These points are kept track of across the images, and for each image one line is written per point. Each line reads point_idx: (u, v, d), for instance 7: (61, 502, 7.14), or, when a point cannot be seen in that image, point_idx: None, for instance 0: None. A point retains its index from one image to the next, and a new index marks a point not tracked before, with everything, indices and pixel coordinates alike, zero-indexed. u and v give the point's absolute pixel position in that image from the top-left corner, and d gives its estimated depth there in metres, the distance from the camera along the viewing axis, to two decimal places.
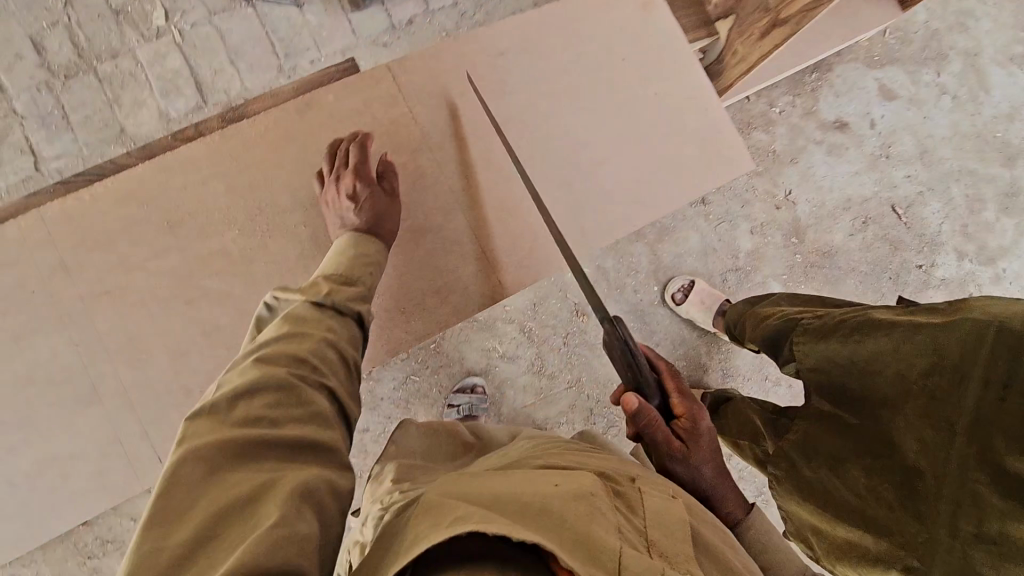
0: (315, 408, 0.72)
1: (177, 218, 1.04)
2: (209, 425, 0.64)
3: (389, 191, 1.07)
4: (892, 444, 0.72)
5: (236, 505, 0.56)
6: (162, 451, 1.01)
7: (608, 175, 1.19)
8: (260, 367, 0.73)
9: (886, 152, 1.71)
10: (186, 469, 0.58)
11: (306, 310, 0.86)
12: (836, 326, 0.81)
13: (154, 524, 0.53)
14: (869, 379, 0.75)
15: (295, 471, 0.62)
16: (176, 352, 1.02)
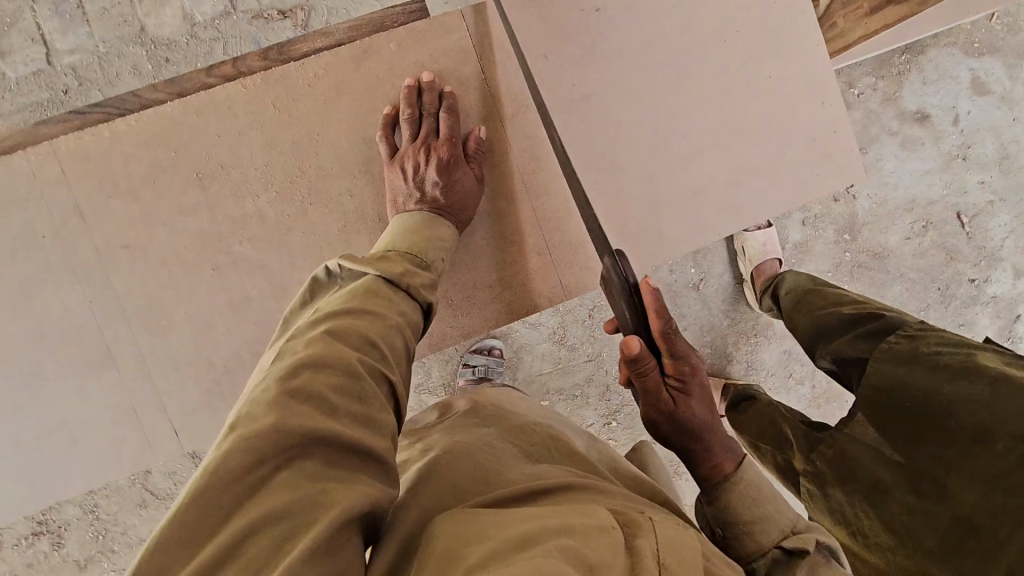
0: (372, 406, 0.58)
1: (208, 170, 0.92)
2: (261, 403, 0.54)
3: (477, 172, 0.95)
4: (944, 487, 0.66)
5: (267, 522, 0.46)
6: (179, 424, 0.93)
7: (699, 168, 1.03)
8: (328, 342, 0.61)
9: (963, 152, 1.41)
10: (225, 458, 0.48)
11: (377, 284, 0.74)
12: (913, 351, 0.74)
13: (178, 526, 0.45)
14: (940, 412, 0.68)
15: (346, 491, 0.50)
16: (199, 320, 0.92)
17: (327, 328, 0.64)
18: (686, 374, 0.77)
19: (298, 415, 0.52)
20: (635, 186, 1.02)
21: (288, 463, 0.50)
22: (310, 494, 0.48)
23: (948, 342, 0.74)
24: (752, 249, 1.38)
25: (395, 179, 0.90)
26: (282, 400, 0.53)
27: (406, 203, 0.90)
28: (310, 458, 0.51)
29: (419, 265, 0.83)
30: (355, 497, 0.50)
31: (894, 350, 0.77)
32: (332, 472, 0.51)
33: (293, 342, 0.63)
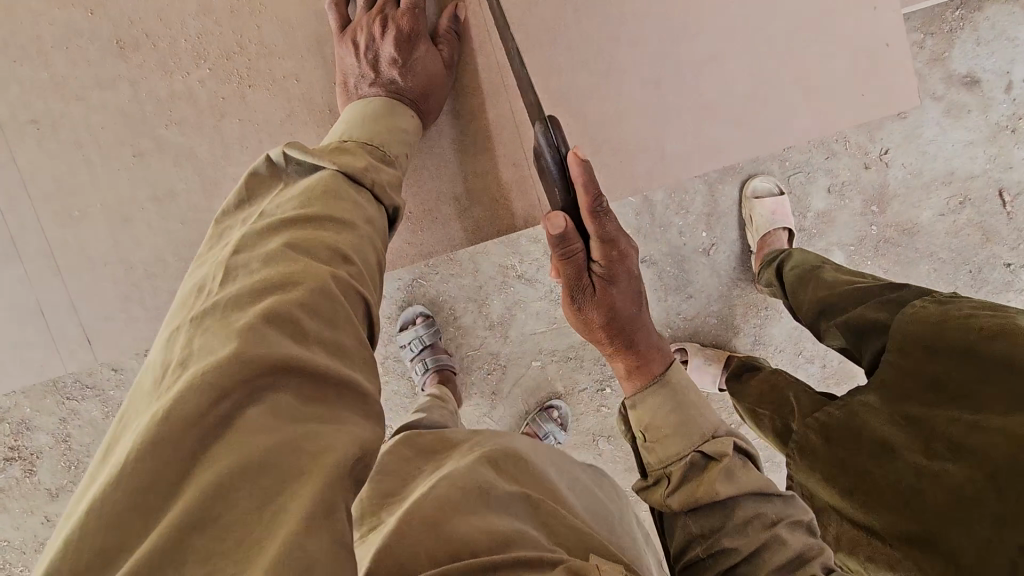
0: (345, 331, 0.55)
1: (131, 38, 0.82)
2: (218, 338, 0.48)
3: (448, 57, 0.84)
4: (963, 447, 0.54)
5: (252, 469, 0.42)
6: (91, 331, 0.84)
7: (719, 86, 0.92)
8: (292, 258, 0.56)
9: (1013, 125, 1.35)
10: (185, 400, 0.43)
11: (335, 187, 0.65)
12: (961, 308, 0.60)
13: (140, 480, 0.40)
14: (973, 367, 0.56)
15: (334, 432, 0.47)
16: (115, 212, 0.83)
17: (287, 243, 0.57)
18: (614, 265, 0.76)
19: (256, 345, 0.47)
20: (641, 99, 0.93)
21: (262, 402, 0.46)
22: (295, 433, 0.45)
23: (982, 304, 0.60)
24: (761, 215, 1.35)
25: (344, 54, 0.80)
26: (244, 330, 0.48)
27: (358, 83, 0.80)
28: (286, 392, 0.47)
29: (381, 158, 0.73)
30: (347, 443, 0.47)
31: (920, 313, 0.63)
32: (309, 409, 0.48)
33: (247, 261, 0.56)
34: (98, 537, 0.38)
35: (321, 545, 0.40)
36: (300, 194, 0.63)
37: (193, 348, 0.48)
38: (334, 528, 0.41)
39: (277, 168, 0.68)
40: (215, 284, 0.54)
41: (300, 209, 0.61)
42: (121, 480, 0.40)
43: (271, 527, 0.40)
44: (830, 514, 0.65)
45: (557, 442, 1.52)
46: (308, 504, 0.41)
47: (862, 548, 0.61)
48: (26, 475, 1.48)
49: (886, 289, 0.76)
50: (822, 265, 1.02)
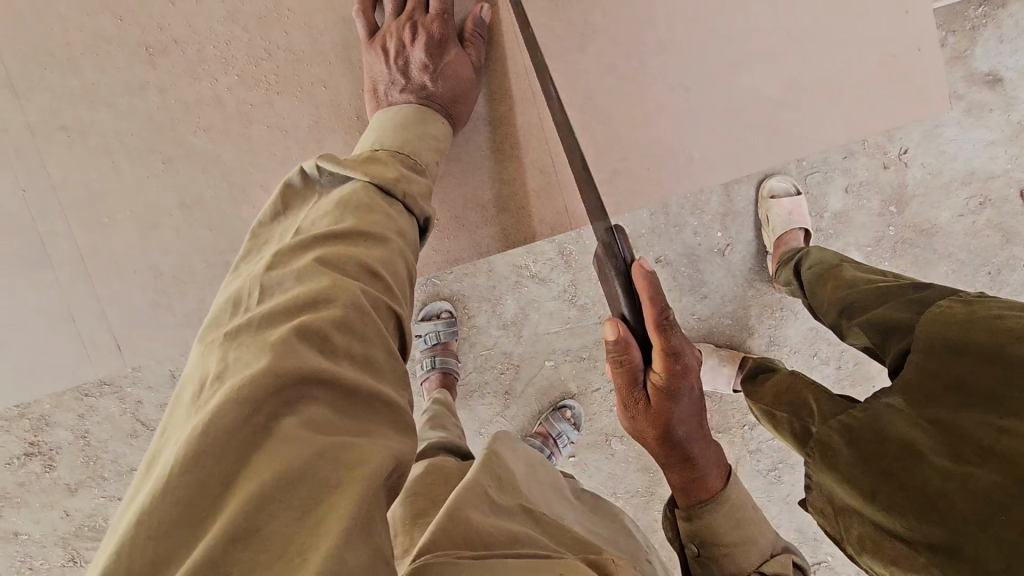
0: (376, 344, 0.55)
1: (160, 45, 0.82)
2: (254, 351, 0.49)
3: (477, 61, 0.83)
4: (994, 453, 0.53)
5: (290, 484, 0.42)
6: (119, 337, 0.85)
7: (744, 85, 0.91)
8: (324, 272, 0.56)
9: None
10: (224, 415, 0.44)
11: (365, 199, 0.65)
12: (988, 309, 0.59)
13: (185, 494, 0.41)
14: (997, 367, 0.55)
15: (367, 445, 0.47)
16: (142, 218, 0.84)
17: (319, 257, 0.57)
18: (676, 380, 0.68)
19: (291, 359, 0.47)
20: (662, 101, 0.92)
21: (299, 416, 0.46)
22: (332, 446, 0.45)
23: (1010, 304, 0.59)
24: (778, 215, 1.34)
25: (374, 60, 0.80)
26: (278, 344, 0.48)
27: (388, 89, 0.80)
28: (321, 406, 0.48)
29: (412, 167, 0.72)
30: (381, 455, 0.47)
31: (945, 313, 0.62)
32: (344, 423, 0.48)
33: (281, 276, 0.56)
34: (146, 550, 0.39)
35: (360, 558, 0.40)
36: (333, 207, 0.63)
37: (228, 361, 0.49)
38: (373, 541, 0.42)
39: (311, 180, 0.67)
40: (250, 297, 0.55)
41: (335, 224, 0.61)
42: (166, 495, 0.41)
43: (315, 542, 0.40)
44: (850, 515, 0.63)
45: (569, 441, 1.52)
46: (348, 516, 0.41)
47: (882, 551, 0.59)
48: (47, 471, 1.50)
49: (909, 289, 0.75)
50: (841, 263, 1.00)
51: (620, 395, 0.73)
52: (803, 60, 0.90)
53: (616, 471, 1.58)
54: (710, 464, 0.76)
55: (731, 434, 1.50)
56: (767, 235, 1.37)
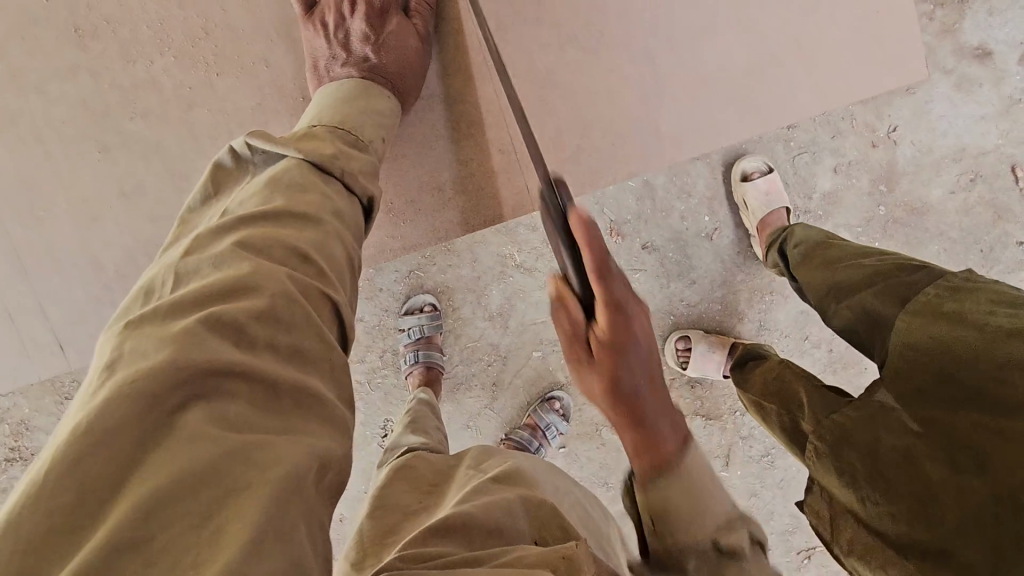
0: (307, 334, 0.51)
1: (89, 25, 0.80)
2: (152, 340, 0.45)
3: (421, 30, 0.82)
4: (990, 462, 0.49)
5: (187, 482, 0.38)
6: (64, 338, 0.84)
7: (714, 57, 0.87)
8: (247, 258, 0.52)
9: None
10: (113, 410, 0.40)
11: (297, 176, 0.61)
12: (984, 305, 0.56)
13: (68, 499, 0.36)
14: (992, 363, 0.51)
15: (286, 442, 0.43)
16: (84, 212, 0.83)
17: (241, 243, 0.53)
18: (618, 326, 0.62)
19: (195, 351, 0.44)
20: (633, 74, 0.88)
21: (204, 408, 0.42)
22: (243, 443, 0.41)
23: (1001, 297, 0.56)
24: (754, 197, 1.29)
25: (314, 36, 0.78)
26: (182, 333, 0.45)
27: (330, 64, 0.78)
28: (234, 400, 0.44)
29: (352, 142, 0.68)
30: (302, 452, 0.43)
31: (932, 305, 0.59)
32: (265, 420, 0.44)
33: (197, 264, 0.52)
34: (13, 558, 0.34)
35: (273, 565, 0.37)
36: (263, 187, 0.60)
37: (123, 349, 0.45)
38: (289, 546, 0.38)
39: (241, 159, 0.64)
40: (163, 287, 0.50)
41: (264, 206, 0.57)
42: (44, 496, 0.36)
43: (215, 547, 0.36)
44: (843, 520, 0.60)
45: (557, 433, 1.49)
46: (257, 521, 0.38)
47: (871, 556, 0.56)
48: (26, 476, 1.46)
49: (906, 271, 0.70)
50: (822, 242, 0.97)
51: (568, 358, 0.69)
52: (778, 29, 0.86)
53: (606, 463, 1.54)
54: (665, 421, 0.64)
55: (722, 423, 1.46)
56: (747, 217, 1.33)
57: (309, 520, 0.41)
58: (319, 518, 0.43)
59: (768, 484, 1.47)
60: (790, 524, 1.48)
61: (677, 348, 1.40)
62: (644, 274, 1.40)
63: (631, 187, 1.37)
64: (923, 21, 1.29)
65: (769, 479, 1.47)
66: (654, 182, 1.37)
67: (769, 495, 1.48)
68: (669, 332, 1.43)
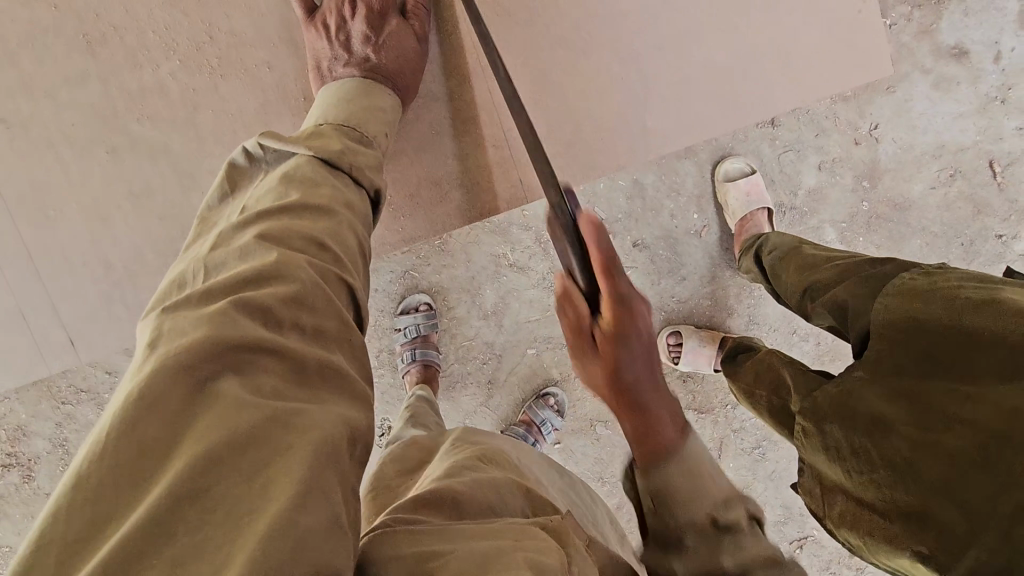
0: (327, 315, 0.54)
1: (99, 33, 0.83)
2: (189, 320, 0.48)
3: (419, 31, 0.85)
4: (952, 420, 0.53)
5: (235, 443, 0.41)
6: (75, 334, 0.87)
7: (700, 56, 0.92)
8: (268, 247, 0.55)
9: (1001, 96, 1.36)
10: (159, 380, 0.43)
11: (309, 170, 0.64)
12: (948, 280, 0.60)
13: (125, 460, 0.39)
14: (955, 341, 0.55)
15: (316, 411, 0.46)
16: (93, 213, 0.86)
17: (260, 234, 0.56)
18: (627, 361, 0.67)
19: (229, 328, 0.47)
20: (624, 74, 0.92)
21: (240, 377, 0.45)
22: (281, 410, 0.44)
23: (970, 275, 0.60)
24: (736, 198, 1.34)
25: (316, 38, 0.82)
26: (215, 314, 0.48)
27: (331, 65, 0.81)
28: (270, 375, 0.47)
29: (357, 139, 0.72)
30: (332, 420, 0.46)
31: (908, 285, 0.62)
32: (296, 392, 0.47)
33: (224, 256, 0.55)
34: (83, 515, 0.37)
35: (315, 518, 0.39)
36: (276, 184, 0.62)
37: (161, 330, 0.48)
38: (330, 501, 0.41)
39: (253, 160, 0.67)
40: (194, 278, 0.53)
41: (281, 200, 0.60)
42: (104, 456, 0.39)
43: (264, 501, 0.39)
44: (834, 494, 0.64)
45: (554, 428, 1.53)
46: (298, 478, 0.40)
47: (860, 524, 0.60)
48: (26, 481, 1.47)
49: (869, 264, 0.75)
50: (797, 246, 1.03)
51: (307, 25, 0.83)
52: (762, 29, 0.91)
53: (602, 457, 1.58)
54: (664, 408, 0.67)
55: (714, 416, 1.50)
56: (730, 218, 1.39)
57: (347, 487, 0.44)
58: (353, 484, 0.45)
59: (760, 475, 1.51)
60: (782, 514, 1.52)
61: (668, 343, 1.44)
62: (636, 270, 1.44)
63: (623, 185, 1.41)
64: (900, 24, 1.34)
65: (761, 470, 1.52)
66: (645, 181, 1.41)
67: (762, 485, 1.52)
68: (661, 328, 1.47)
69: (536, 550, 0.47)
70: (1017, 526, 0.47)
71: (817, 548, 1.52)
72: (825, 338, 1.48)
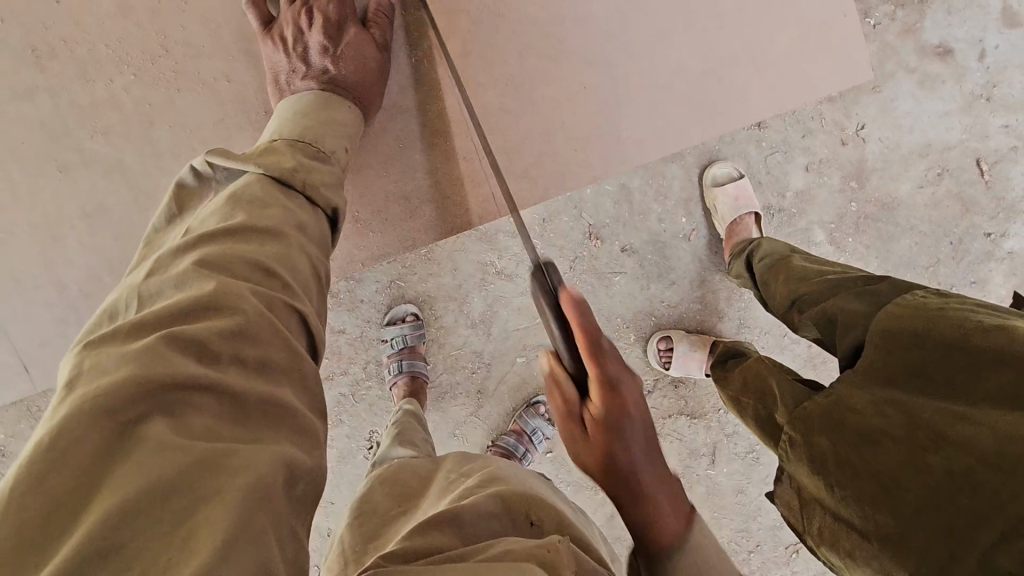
0: (273, 344, 0.51)
1: (47, 46, 0.81)
2: (114, 356, 0.45)
3: (380, 40, 0.83)
4: (944, 440, 0.51)
5: (156, 492, 0.38)
6: (32, 356, 0.86)
7: (674, 62, 0.92)
8: (208, 276, 0.52)
9: (987, 93, 1.35)
10: (78, 425, 0.40)
11: (258, 191, 0.61)
12: (953, 300, 0.57)
13: (31, 515, 0.36)
14: (964, 360, 0.52)
15: (251, 449, 0.43)
16: (49, 233, 0.84)
17: (200, 260, 0.53)
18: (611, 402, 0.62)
19: (155, 362, 0.44)
20: (598, 79, 0.91)
21: (169, 418, 0.42)
22: (210, 452, 0.41)
23: (980, 300, 0.57)
24: (723, 203, 1.32)
25: (273, 51, 0.79)
26: (141, 350, 0.45)
27: (290, 78, 0.79)
28: (201, 412, 0.44)
29: (314, 155, 0.69)
30: (267, 459, 0.43)
31: (919, 300, 0.58)
32: (232, 431, 0.44)
33: (159, 286, 0.52)
34: None
35: (240, 568, 0.36)
36: (224, 204, 0.60)
37: (84, 368, 0.45)
38: (262, 551, 0.38)
39: (203, 178, 0.64)
40: (128, 309, 0.51)
41: (225, 223, 0.57)
42: (7, 511, 0.36)
43: (184, 554, 0.36)
44: (813, 507, 0.61)
45: (545, 437, 1.50)
46: (224, 524, 0.37)
47: (840, 543, 0.57)
48: None
49: (862, 282, 0.74)
50: (788, 255, 1.01)
51: (263, 37, 0.81)
52: (734, 36, 0.91)
53: None
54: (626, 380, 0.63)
55: (704, 423, 1.48)
56: (716, 223, 1.37)
57: (281, 530, 0.41)
58: (290, 522, 0.42)
59: (753, 481, 1.49)
60: (776, 520, 1.50)
61: (658, 349, 1.41)
62: (623, 276, 1.42)
63: (607, 189, 1.39)
64: (884, 22, 1.33)
65: (755, 476, 1.49)
66: (630, 184, 1.39)
67: (756, 492, 1.49)
68: (651, 333, 1.44)
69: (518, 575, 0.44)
70: (997, 553, 0.46)
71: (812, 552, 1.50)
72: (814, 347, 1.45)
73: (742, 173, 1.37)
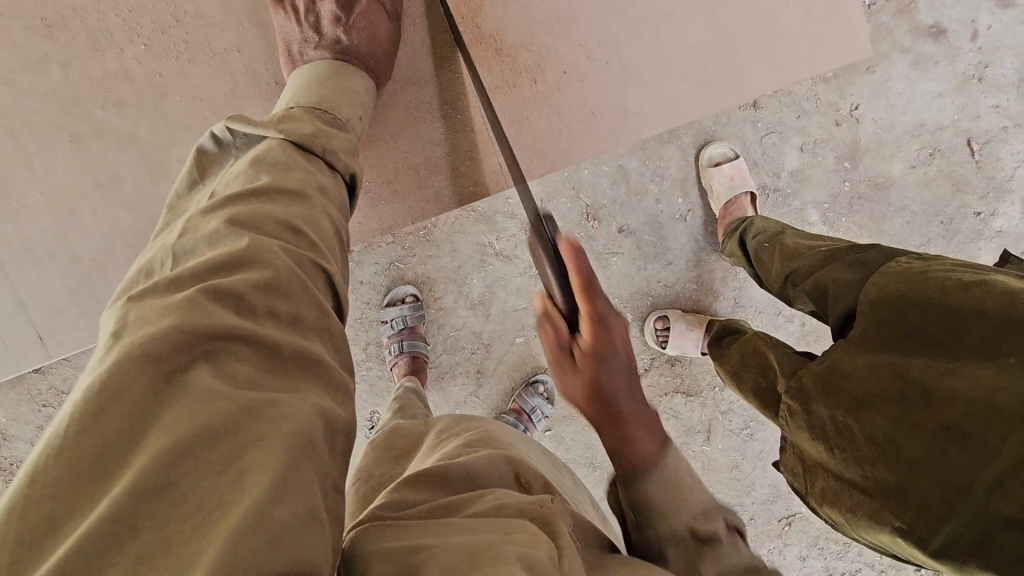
0: (302, 302, 0.52)
1: (56, 15, 0.83)
2: (154, 308, 0.46)
3: (390, 10, 0.86)
4: (933, 393, 0.51)
5: (206, 432, 0.39)
6: (47, 325, 0.90)
7: (674, 39, 0.93)
8: (243, 231, 0.54)
9: (979, 74, 1.37)
10: (125, 370, 0.41)
11: (279, 157, 0.62)
12: (938, 263, 0.57)
13: (90, 452, 0.38)
14: (946, 315, 0.53)
15: (291, 399, 0.45)
16: (63, 206, 0.87)
17: (230, 220, 0.54)
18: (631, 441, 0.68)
19: (196, 315, 0.45)
20: (602, 55, 0.93)
21: (210, 365, 0.44)
22: (253, 399, 0.43)
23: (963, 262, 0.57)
24: (721, 182, 1.34)
25: (286, 21, 0.81)
26: (181, 303, 0.46)
27: (302, 48, 0.81)
28: (241, 363, 0.45)
29: (333, 124, 0.70)
30: (305, 408, 0.45)
31: (902, 268, 0.59)
32: (274, 382, 0.46)
33: (194, 245, 0.53)
34: (44, 508, 0.35)
35: (291, 512, 0.38)
36: (247, 167, 0.61)
37: (127, 319, 0.46)
38: (308, 497, 0.40)
39: (224, 145, 0.65)
40: (162, 266, 0.52)
41: (251, 183, 0.59)
42: (63, 449, 0.38)
43: (241, 492, 0.38)
44: (815, 472, 0.62)
45: (544, 415, 1.52)
46: (274, 470, 0.39)
47: (841, 502, 0.59)
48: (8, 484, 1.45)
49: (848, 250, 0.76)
50: (780, 234, 1.03)
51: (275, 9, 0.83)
52: (734, 13, 0.93)
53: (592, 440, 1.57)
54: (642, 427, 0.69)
55: (700, 398, 1.51)
56: (713, 202, 1.39)
57: (323, 480, 0.43)
58: (331, 476, 0.45)
59: (747, 454, 1.53)
60: (770, 494, 1.53)
61: (655, 329, 1.44)
62: (622, 256, 1.43)
63: (604, 169, 1.40)
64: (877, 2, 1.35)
65: (749, 450, 1.53)
66: (629, 164, 1.40)
67: (750, 466, 1.53)
68: (649, 311, 1.46)
69: (524, 540, 0.44)
70: (995, 502, 0.47)
71: (805, 525, 1.53)
72: (808, 321, 1.48)
73: (738, 153, 1.39)
